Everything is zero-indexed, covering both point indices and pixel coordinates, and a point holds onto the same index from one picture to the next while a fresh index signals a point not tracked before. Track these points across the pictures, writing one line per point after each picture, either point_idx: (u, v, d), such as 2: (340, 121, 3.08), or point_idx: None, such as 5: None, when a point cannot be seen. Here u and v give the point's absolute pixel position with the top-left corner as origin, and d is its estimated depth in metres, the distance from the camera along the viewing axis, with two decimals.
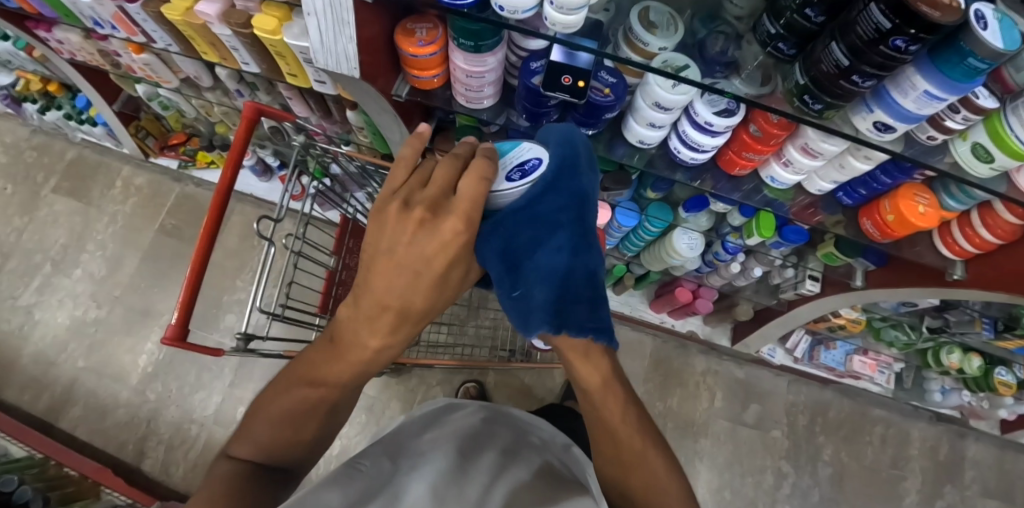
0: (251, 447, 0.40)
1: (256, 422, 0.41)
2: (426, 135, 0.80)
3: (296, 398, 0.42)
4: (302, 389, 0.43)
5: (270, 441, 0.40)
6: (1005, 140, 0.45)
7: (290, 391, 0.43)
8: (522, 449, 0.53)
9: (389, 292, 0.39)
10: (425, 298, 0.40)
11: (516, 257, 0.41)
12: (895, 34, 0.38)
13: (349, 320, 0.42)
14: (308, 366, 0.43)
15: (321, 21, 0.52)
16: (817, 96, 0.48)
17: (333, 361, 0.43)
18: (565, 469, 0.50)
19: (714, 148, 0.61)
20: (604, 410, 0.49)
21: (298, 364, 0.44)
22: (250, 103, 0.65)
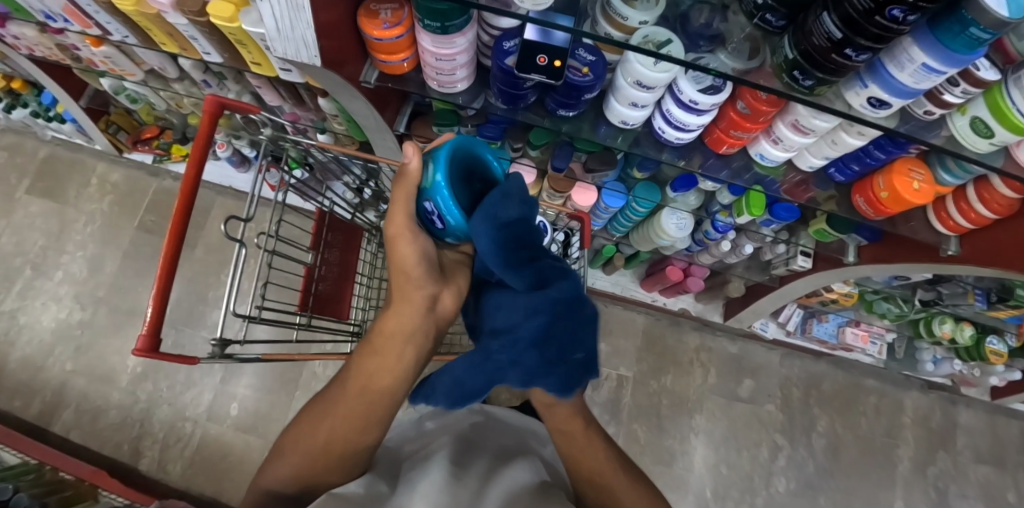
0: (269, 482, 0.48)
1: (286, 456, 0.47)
2: (403, 120, 0.77)
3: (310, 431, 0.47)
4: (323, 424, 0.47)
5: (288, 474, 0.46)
6: (1008, 114, 0.43)
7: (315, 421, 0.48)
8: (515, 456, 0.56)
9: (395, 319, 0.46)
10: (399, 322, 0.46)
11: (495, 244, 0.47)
12: (892, 4, 0.36)
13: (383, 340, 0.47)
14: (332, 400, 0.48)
15: (274, 7, 0.48)
16: (808, 71, 0.45)
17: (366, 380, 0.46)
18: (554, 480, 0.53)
19: (700, 127, 0.58)
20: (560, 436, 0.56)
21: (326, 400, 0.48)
22: (212, 96, 0.62)
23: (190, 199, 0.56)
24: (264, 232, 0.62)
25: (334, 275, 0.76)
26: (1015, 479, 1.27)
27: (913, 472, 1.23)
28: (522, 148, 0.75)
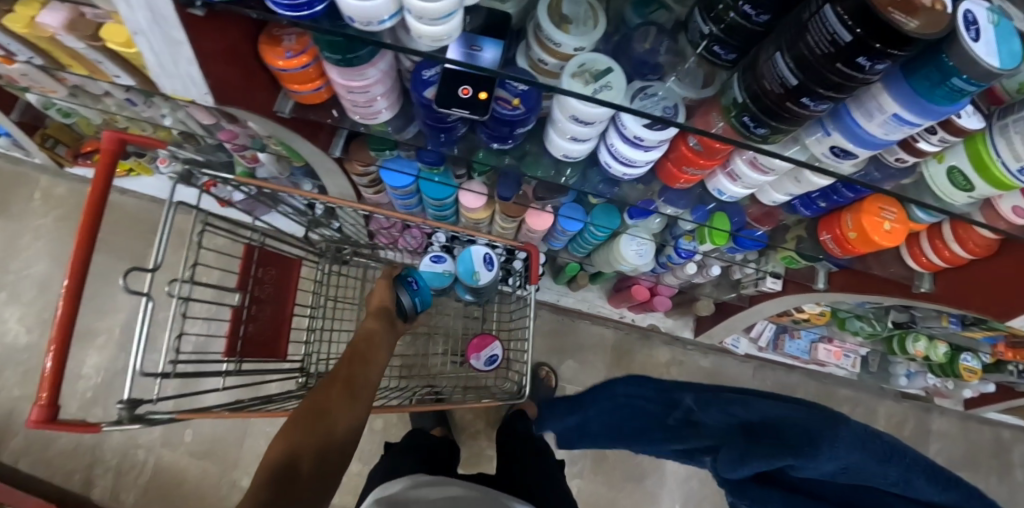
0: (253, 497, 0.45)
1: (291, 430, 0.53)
2: (340, 141, 0.68)
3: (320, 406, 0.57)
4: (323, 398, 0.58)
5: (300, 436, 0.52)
6: (988, 166, 0.39)
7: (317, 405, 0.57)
8: None
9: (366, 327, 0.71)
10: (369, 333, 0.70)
11: None
12: (858, 50, 0.29)
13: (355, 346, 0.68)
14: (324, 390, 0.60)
15: (152, 42, 0.43)
16: (760, 117, 0.38)
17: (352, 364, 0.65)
18: None
19: (649, 163, 0.52)
20: None
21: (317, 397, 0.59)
22: (109, 132, 0.56)
23: (85, 262, 0.52)
24: (176, 279, 0.59)
25: (268, 315, 0.71)
26: (986, 484, 1.27)
27: None
28: (466, 174, 0.69)
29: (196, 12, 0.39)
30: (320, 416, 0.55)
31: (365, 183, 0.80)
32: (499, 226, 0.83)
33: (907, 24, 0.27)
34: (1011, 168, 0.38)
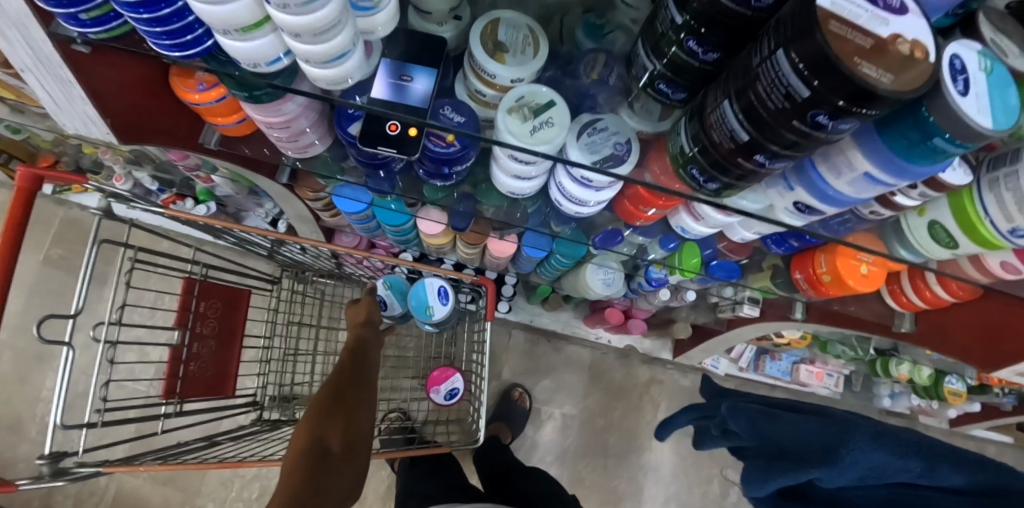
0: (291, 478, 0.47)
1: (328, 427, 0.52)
2: (285, 172, 0.63)
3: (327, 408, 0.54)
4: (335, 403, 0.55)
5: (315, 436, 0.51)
6: (975, 225, 0.34)
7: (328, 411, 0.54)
8: None
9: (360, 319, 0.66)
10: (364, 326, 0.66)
11: None
12: (819, 104, 0.22)
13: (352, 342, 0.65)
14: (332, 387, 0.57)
15: (42, 78, 0.39)
16: (709, 172, 0.31)
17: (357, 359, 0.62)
18: None
19: (601, 203, 0.47)
20: None
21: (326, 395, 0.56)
22: (24, 168, 0.52)
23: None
24: (105, 322, 0.55)
25: (211, 352, 0.66)
26: None
27: None
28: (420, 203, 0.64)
29: (81, 47, 0.35)
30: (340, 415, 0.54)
31: (320, 207, 0.76)
32: (462, 251, 0.79)
33: (879, 79, 0.20)
34: (1002, 230, 0.32)
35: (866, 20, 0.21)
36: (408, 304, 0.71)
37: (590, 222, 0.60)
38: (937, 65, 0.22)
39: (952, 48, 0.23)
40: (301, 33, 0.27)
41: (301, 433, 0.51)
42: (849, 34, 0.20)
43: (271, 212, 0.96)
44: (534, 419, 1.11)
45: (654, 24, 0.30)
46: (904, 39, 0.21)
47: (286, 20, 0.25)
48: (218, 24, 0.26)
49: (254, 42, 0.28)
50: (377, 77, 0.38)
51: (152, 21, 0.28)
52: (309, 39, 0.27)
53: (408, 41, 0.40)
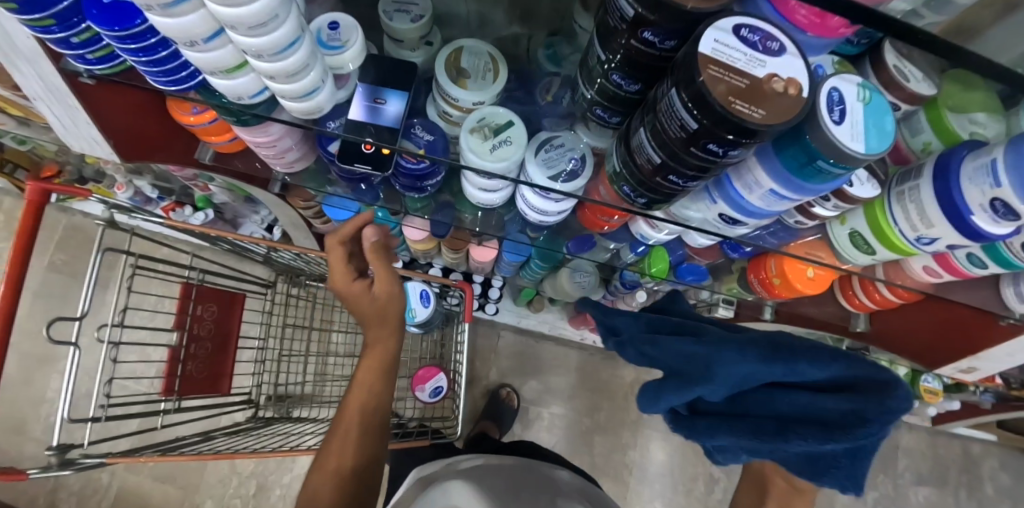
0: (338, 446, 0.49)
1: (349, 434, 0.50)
2: (277, 185, 0.65)
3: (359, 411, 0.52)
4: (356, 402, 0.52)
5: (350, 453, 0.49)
6: (887, 234, 0.37)
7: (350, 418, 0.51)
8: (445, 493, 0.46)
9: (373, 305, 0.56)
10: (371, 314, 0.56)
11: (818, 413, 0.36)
12: (708, 136, 0.27)
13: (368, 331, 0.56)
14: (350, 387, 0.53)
15: (51, 105, 0.44)
16: (637, 189, 0.37)
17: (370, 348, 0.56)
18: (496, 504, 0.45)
19: (562, 212, 0.51)
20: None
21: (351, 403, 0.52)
22: (33, 182, 0.56)
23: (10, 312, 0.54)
24: (108, 325, 0.58)
25: (207, 352, 0.70)
26: (955, 499, 1.27)
27: (853, 498, 1.23)
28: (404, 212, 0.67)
29: (85, 79, 0.40)
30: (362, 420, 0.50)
31: (311, 215, 0.80)
32: (447, 256, 0.83)
33: (749, 115, 0.25)
34: (908, 237, 0.36)
35: (745, 63, 0.25)
36: None
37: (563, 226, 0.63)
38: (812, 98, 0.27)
39: (831, 83, 0.28)
40: (276, 76, 0.31)
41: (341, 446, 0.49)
42: (728, 75, 0.25)
43: (266, 218, 1.01)
44: (522, 418, 1.14)
45: (589, 61, 0.37)
46: (779, 79, 0.26)
47: (261, 66, 0.30)
48: (206, 67, 0.31)
49: (237, 80, 0.33)
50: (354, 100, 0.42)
51: (151, 63, 0.33)
52: (282, 80, 0.32)
53: (387, 65, 0.43)
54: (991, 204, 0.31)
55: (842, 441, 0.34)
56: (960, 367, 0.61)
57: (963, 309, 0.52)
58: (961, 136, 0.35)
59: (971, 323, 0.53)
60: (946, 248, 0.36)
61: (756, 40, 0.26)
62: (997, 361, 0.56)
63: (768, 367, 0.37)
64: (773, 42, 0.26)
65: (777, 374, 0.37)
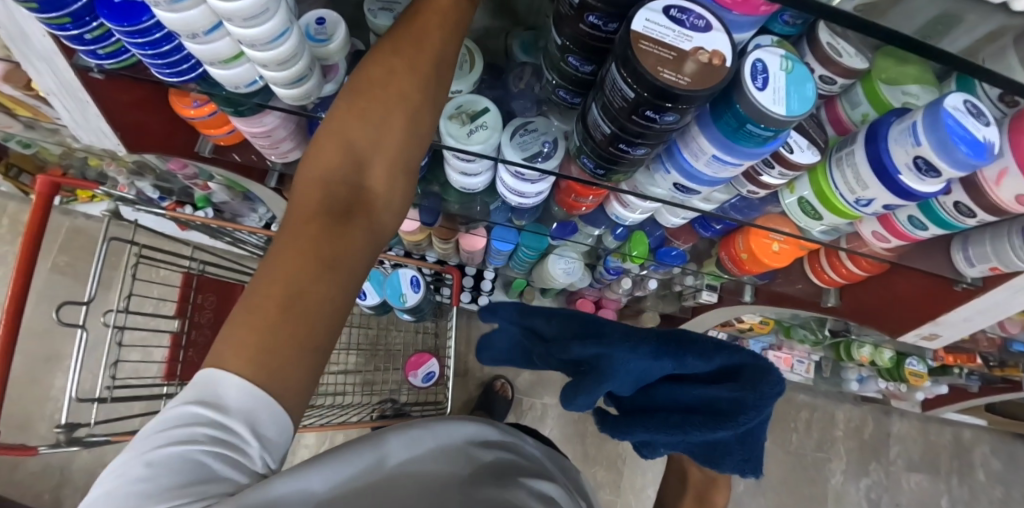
0: (332, 167, 0.34)
1: (329, 150, 0.34)
2: (273, 178, 0.68)
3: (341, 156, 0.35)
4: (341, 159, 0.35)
5: (333, 167, 0.34)
6: (830, 199, 0.44)
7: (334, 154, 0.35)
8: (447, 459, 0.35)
9: (384, 100, 0.36)
10: (385, 88, 0.36)
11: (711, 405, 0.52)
12: (646, 104, 0.32)
13: (364, 100, 0.36)
14: (340, 133, 0.35)
15: (64, 99, 0.47)
16: (595, 161, 0.41)
17: (366, 122, 0.35)
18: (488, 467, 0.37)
19: (540, 193, 0.55)
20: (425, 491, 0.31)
21: (341, 148, 0.35)
22: (42, 176, 0.60)
23: (20, 300, 0.57)
24: (112, 310, 0.62)
25: (208, 339, 0.74)
26: (948, 485, 1.28)
27: (845, 484, 1.25)
28: None
29: (94, 74, 0.43)
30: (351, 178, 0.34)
31: None
32: (438, 247, 0.86)
33: (676, 82, 0.30)
34: (849, 199, 0.42)
35: (672, 38, 0.31)
36: (384, 293, 0.77)
37: (546, 210, 0.67)
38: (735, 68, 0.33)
39: (755, 57, 0.34)
40: (268, 64, 0.35)
41: (318, 169, 0.34)
42: (657, 49, 0.30)
43: (264, 215, 1.05)
44: (517, 408, 1.17)
45: (550, 49, 0.40)
46: (704, 51, 0.31)
47: (256, 55, 0.33)
48: (205, 57, 0.35)
49: (233, 70, 0.36)
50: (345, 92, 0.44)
51: (156, 56, 0.37)
52: (275, 67, 0.35)
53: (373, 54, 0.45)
54: (915, 162, 0.36)
55: (730, 427, 0.50)
56: (922, 334, 0.63)
57: (922, 279, 0.55)
58: (893, 106, 0.42)
59: (931, 290, 0.56)
60: (883, 208, 0.42)
61: (683, 19, 0.32)
62: (955, 326, 0.58)
63: (659, 362, 0.52)
64: (699, 21, 0.32)
65: (667, 366, 0.52)
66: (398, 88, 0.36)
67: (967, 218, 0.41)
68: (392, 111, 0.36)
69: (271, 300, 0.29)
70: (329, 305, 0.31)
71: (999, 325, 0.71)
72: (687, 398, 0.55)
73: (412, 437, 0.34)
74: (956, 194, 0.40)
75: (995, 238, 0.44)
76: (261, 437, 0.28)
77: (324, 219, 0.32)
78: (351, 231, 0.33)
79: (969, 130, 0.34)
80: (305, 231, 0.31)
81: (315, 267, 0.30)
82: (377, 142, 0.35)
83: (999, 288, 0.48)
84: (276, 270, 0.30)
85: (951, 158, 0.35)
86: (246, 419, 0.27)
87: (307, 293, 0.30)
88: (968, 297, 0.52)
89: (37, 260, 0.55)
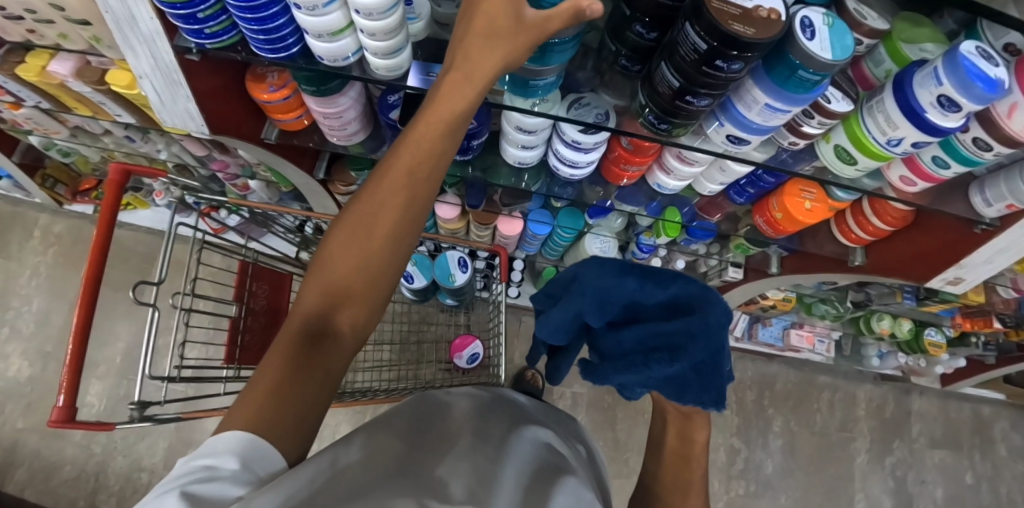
0: (318, 296, 0.40)
1: (321, 273, 0.40)
2: (321, 165, 0.77)
3: (330, 275, 0.40)
4: (329, 283, 0.40)
5: (322, 286, 0.40)
6: (864, 143, 0.48)
7: (322, 279, 0.40)
8: (414, 457, 0.38)
9: (365, 227, 0.39)
10: (368, 214, 0.39)
11: (676, 342, 0.48)
12: (716, 55, 0.36)
13: (349, 228, 0.40)
14: (329, 261, 0.40)
15: (155, 83, 0.50)
16: (661, 117, 0.46)
17: (350, 251, 0.39)
18: (466, 451, 0.41)
19: (591, 163, 0.59)
20: (411, 472, 0.35)
21: (327, 272, 0.40)
22: (115, 164, 0.62)
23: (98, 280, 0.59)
24: (178, 292, 0.65)
25: (260, 324, 0.77)
26: (971, 461, 1.30)
27: (870, 463, 1.26)
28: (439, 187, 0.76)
29: (192, 56, 0.46)
30: (337, 301, 0.40)
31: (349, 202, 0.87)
32: (475, 233, 0.90)
33: (744, 33, 0.34)
34: (881, 141, 0.47)
35: None
36: (432, 275, 0.83)
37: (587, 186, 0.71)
38: (790, 22, 0.37)
39: (802, 13, 0.39)
40: (375, 33, 0.38)
41: (309, 291, 0.40)
42: (725, 7, 0.34)
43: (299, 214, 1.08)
44: (547, 397, 1.20)
45: (615, 20, 0.44)
46: (764, 9, 0.35)
47: (367, 24, 0.37)
48: (317, 31, 0.39)
49: (337, 42, 0.40)
50: (409, 69, 0.47)
51: (260, 31, 0.40)
52: (380, 37, 0.39)
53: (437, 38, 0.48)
54: (939, 100, 0.41)
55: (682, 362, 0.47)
56: (947, 279, 0.66)
57: (943, 229, 0.60)
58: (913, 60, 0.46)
59: (951, 237, 0.60)
60: (911, 147, 0.46)
61: None
62: (979, 269, 0.62)
63: (624, 282, 0.52)
64: None
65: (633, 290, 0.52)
66: (380, 212, 0.39)
67: (985, 153, 0.45)
68: (369, 242, 0.39)
69: (259, 395, 0.35)
70: (303, 410, 0.35)
71: (1013, 282, 0.75)
72: (646, 337, 0.50)
73: (369, 449, 0.37)
74: (974, 131, 0.44)
75: (1010, 179, 0.48)
76: (250, 472, 0.31)
77: (305, 335, 0.38)
78: (323, 350, 0.38)
79: (985, 69, 0.38)
80: (285, 346, 0.37)
81: (296, 376, 0.36)
82: (359, 262, 0.39)
83: (1014, 227, 0.52)
84: (263, 374, 0.36)
85: (971, 94, 0.39)
86: (237, 456, 0.31)
87: (289, 390, 0.35)
88: (986, 239, 0.56)
89: (112, 242, 0.58)
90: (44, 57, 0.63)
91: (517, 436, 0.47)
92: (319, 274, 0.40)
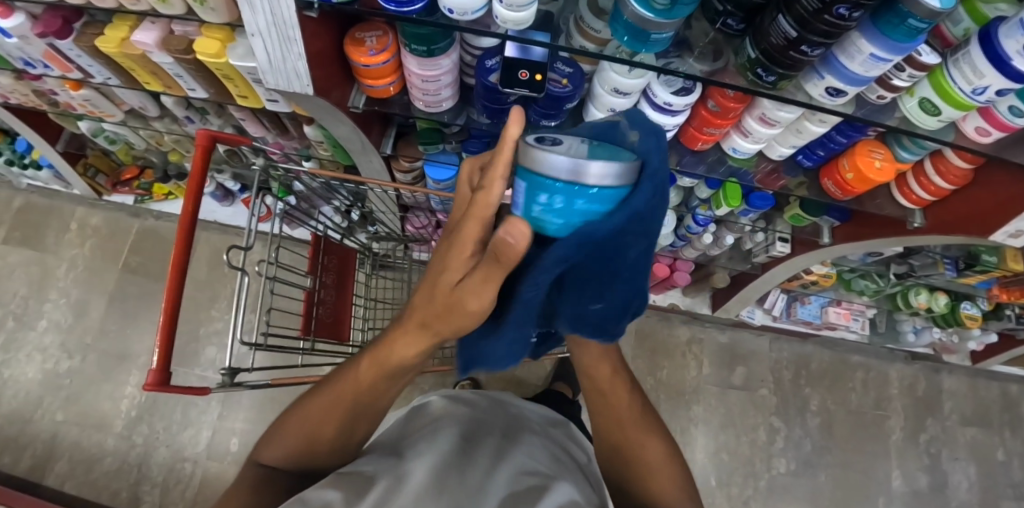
0: (280, 452, 0.49)
1: (289, 432, 0.50)
2: (388, 142, 0.80)
3: (301, 428, 0.49)
4: (292, 440, 0.49)
5: (286, 446, 0.49)
6: (950, 93, 0.50)
7: (283, 439, 0.50)
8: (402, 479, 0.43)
9: (325, 404, 0.48)
10: (342, 391, 0.47)
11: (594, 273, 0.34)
12: (838, 2, 0.38)
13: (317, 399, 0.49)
14: (292, 416, 0.50)
15: (266, 40, 0.51)
16: (769, 68, 0.48)
17: (315, 413, 0.49)
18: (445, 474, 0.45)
19: (675, 127, 0.62)
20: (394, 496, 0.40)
21: (296, 425, 0.50)
22: (202, 130, 0.63)
23: (191, 236, 0.59)
24: (263, 259, 0.64)
25: (332, 299, 0.79)
26: (1002, 438, 1.32)
27: (905, 441, 1.28)
28: None
29: (311, 12, 0.48)
30: (306, 450, 0.49)
31: (408, 180, 0.90)
32: None
33: None
34: (967, 91, 0.49)
35: None
36: None
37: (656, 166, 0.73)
38: None
39: None
40: None
41: (278, 442, 0.50)
42: None
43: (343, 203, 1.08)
44: None
45: None
46: None
47: None
48: None
49: None
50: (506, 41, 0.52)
51: None
52: None
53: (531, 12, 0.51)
54: None
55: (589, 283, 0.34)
56: (1010, 233, 0.67)
57: (1005, 182, 0.62)
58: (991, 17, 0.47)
59: (1011, 191, 0.62)
60: (995, 94, 0.49)
61: None
62: None
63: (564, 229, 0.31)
64: None
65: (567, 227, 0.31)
66: (348, 394, 0.47)
67: None
68: (335, 414, 0.48)
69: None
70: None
71: None
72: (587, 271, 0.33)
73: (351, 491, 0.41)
74: None
75: None
76: None
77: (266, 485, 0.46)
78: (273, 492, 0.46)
79: None
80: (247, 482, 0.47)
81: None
82: (323, 425, 0.48)
83: None
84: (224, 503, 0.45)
85: None
86: None
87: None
88: None
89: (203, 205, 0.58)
90: (124, 30, 0.65)
91: (497, 456, 0.53)
92: (292, 429, 0.49)
